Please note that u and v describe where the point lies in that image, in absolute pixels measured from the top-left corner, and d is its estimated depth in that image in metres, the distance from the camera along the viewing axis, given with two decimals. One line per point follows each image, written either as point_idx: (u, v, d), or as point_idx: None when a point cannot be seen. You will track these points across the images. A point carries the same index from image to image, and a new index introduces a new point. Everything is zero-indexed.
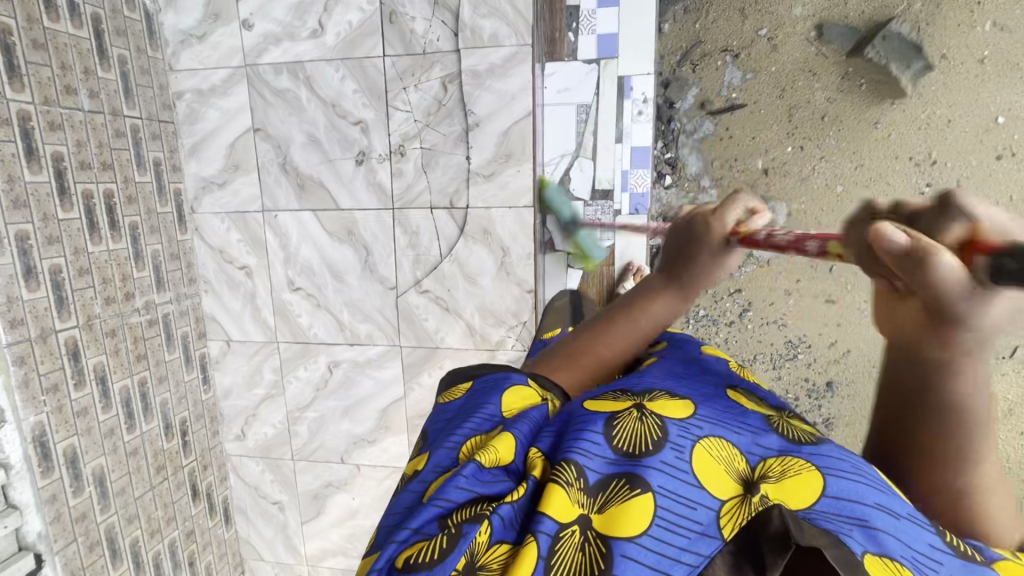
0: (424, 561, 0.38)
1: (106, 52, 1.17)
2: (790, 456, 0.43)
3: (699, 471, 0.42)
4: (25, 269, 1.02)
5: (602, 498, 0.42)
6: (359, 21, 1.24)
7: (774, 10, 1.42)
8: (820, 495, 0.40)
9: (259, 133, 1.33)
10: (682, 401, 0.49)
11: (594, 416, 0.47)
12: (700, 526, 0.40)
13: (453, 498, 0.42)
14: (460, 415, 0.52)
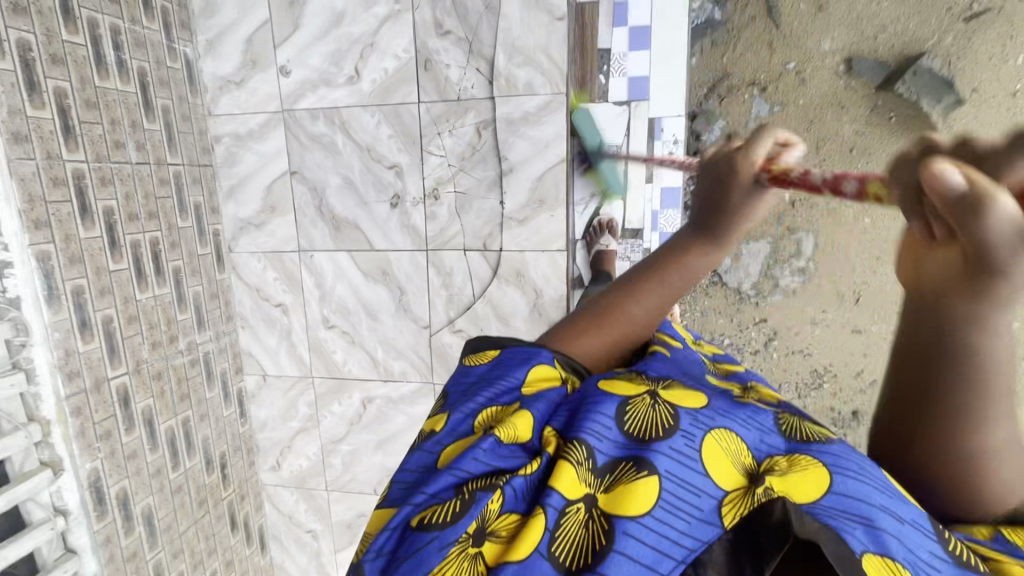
0: (438, 522, 0.42)
1: (151, 104, 1.20)
2: (796, 454, 0.42)
3: (706, 459, 0.42)
4: (80, 323, 1.05)
5: (609, 480, 0.43)
6: (395, 68, 1.26)
7: (802, 45, 1.51)
8: (824, 492, 0.39)
9: (296, 176, 1.36)
10: (693, 391, 0.48)
11: (607, 397, 0.47)
12: (702, 513, 0.41)
13: (469, 467, 0.44)
14: (481, 382, 0.54)
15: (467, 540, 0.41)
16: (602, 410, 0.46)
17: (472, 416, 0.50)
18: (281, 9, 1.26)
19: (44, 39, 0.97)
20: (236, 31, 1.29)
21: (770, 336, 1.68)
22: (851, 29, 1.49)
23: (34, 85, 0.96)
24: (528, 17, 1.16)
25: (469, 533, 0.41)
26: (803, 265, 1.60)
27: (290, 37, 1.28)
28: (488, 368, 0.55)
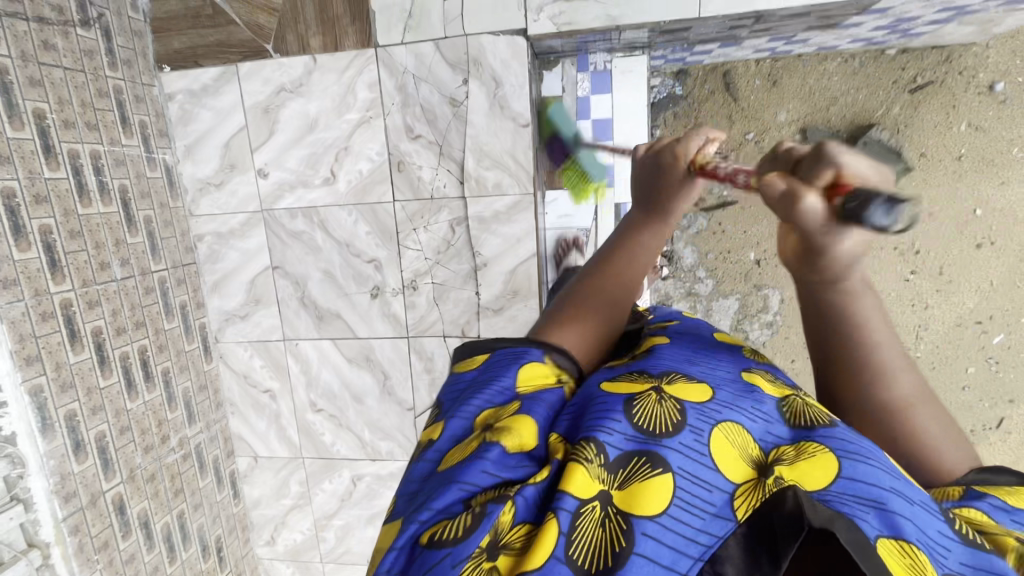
0: (448, 537, 0.43)
1: (133, 218, 1.25)
2: (808, 442, 0.47)
3: (715, 452, 0.46)
4: (74, 445, 1.09)
5: (621, 477, 0.46)
6: (370, 170, 1.31)
7: (760, 117, 1.56)
8: (834, 479, 0.44)
9: (278, 270, 1.41)
10: (699, 383, 0.52)
11: (615, 398, 0.50)
12: (716, 508, 0.44)
13: (477, 479, 0.46)
14: (472, 388, 0.56)
15: (482, 554, 0.42)
16: (611, 406, 0.49)
17: (472, 423, 0.52)
18: (257, 116, 1.31)
19: (27, 182, 1.01)
20: (212, 137, 1.34)
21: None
22: (805, 102, 1.55)
23: (19, 228, 1.00)
24: (494, 124, 1.22)
25: (482, 548, 0.42)
26: (771, 320, 1.66)
27: (267, 142, 1.33)
28: (478, 372, 0.57)
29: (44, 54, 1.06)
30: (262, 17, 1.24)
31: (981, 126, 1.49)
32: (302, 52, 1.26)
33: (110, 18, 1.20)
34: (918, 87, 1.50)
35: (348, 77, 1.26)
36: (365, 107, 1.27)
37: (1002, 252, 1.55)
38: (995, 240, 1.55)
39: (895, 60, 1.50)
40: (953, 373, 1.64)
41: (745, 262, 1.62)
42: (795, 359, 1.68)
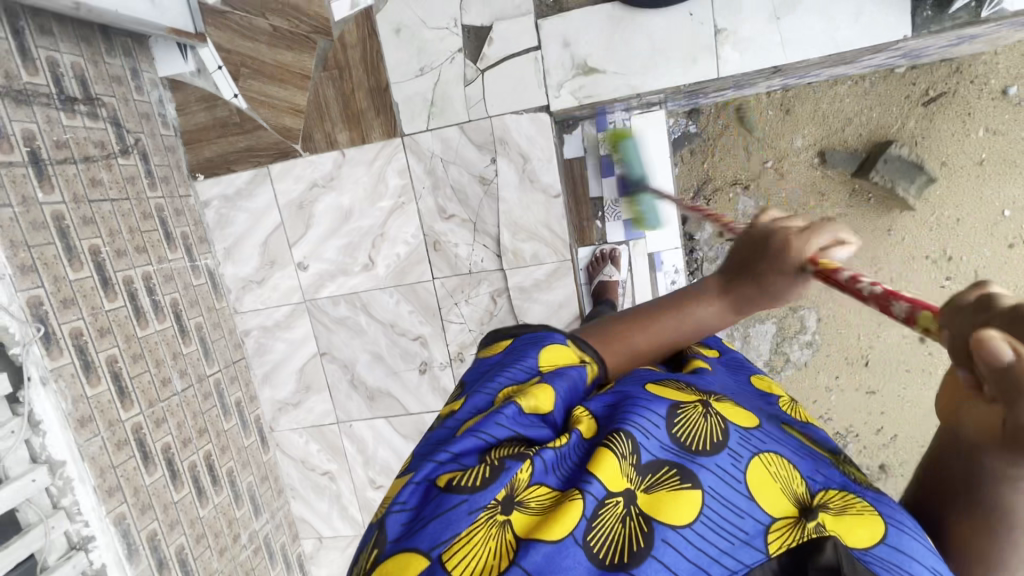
0: (467, 484, 0.40)
1: (185, 328, 1.28)
2: (852, 496, 0.43)
3: (753, 482, 0.43)
4: (158, 564, 1.11)
5: (650, 481, 0.42)
6: (407, 253, 1.34)
7: (777, 145, 1.58)
8: (876, 541, 0.40)
9: (326, 356, 1.44)
10: (747, 412, 0.49)
11: (658, 403, 0.47)
12: (745, 535, 0.40)
13: (494, 435, 0.44)
14: (496, 367, 0.55)
15: (498, 507, 0.40)
16: (652, 410, 0.46)
17: (495, 397, 0.50)
18: (292, 213, 1.35)
19: (91, 318, 1.04)
20: (250, 237, 1.38)
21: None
22: (820, 126, 1.56)
23: (90, 365, 1.03)
24: (525, 198, 1.25)
25: (497, 501, 0.40)
26: (810, 339, 1.58)
27: (304, 236, 1.36)
28: (502, 356, 0.56)
29: (93, 190, 1.09)
30: (289, 120, 1.29)
31: (999, 130, 1.50)
32: (330, 148, 1.30)
33: (146, 141, 1.24)
34: (931, 100, 1.51)
35: (378, 166, 1.29)
36: (396, 193, 1.31)
37: None
38: None
39: (905, 77, 1.52)
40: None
41: None
42: (839, 376, 1.59)
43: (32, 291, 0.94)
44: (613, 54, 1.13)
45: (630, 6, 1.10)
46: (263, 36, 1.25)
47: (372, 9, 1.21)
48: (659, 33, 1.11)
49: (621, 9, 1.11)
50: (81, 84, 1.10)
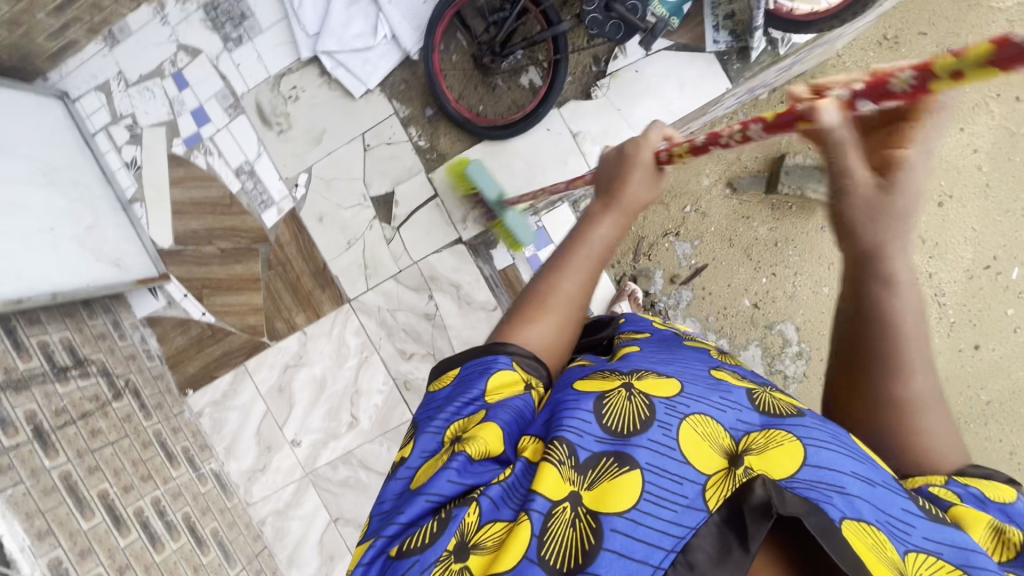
0: (417, 546, 0.50)
1: (201, 537, 1.34)
2: (771, 431, 0.52)
3: (684, 445, 0.51)
4: None
5: (592, 476, 0.51)
6: (383, 400, 1.42)
7: (688, 190, 1.70)
8: (800, 465, 0.49)
9: (340, 521, 1.46)
10: (667, 379, 0.58)
11: (586, 398, 0.55)
12: (688, 500, 0.48)
13: (443, 490, 0.52)
14: (445, 401, 0.61)
15: (450, 557, 0.49)
16: (583, 410, 0.54)
17: (443, 436, 0.58)
18: (274, 397, 1.47)
19: (110, 560, 1.12)
20: (245, 431, 1.49)
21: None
22: (719, 163, 1.68)
23: None
24: (468, 318, 1.36)
25: (449, 551, 0.49)
26: (799, 350, 1.66)
27: (289, 415, 1.47)
28: (452, 389, 0.62)
29: (94, 441, 1.22)
30: (253, 319, 1.46)
31: None
32: (292, 331, 1.44)
33: (135, 378, 1.40)
34: None
35: (336, 332, 1.43)
36: (358, 351, 1.42)
37: (966, 203, 1.55)
38: (951, 194, 1.56)
39: (769, 101, 1.64)
40: (1000, 322, 1.55)
41: (744, 311, 1.67)
42: None
43: (50, 553, 1.02)
44: (496, 181, 1.29)
45: (495, 141, 1.28)
46: (214, 259, 1.46)
47: (295, 209, 1.41)
48: (527, 153, 1.28)
49: (489, 144, 1.29)
50: (70, 353, 1.28)
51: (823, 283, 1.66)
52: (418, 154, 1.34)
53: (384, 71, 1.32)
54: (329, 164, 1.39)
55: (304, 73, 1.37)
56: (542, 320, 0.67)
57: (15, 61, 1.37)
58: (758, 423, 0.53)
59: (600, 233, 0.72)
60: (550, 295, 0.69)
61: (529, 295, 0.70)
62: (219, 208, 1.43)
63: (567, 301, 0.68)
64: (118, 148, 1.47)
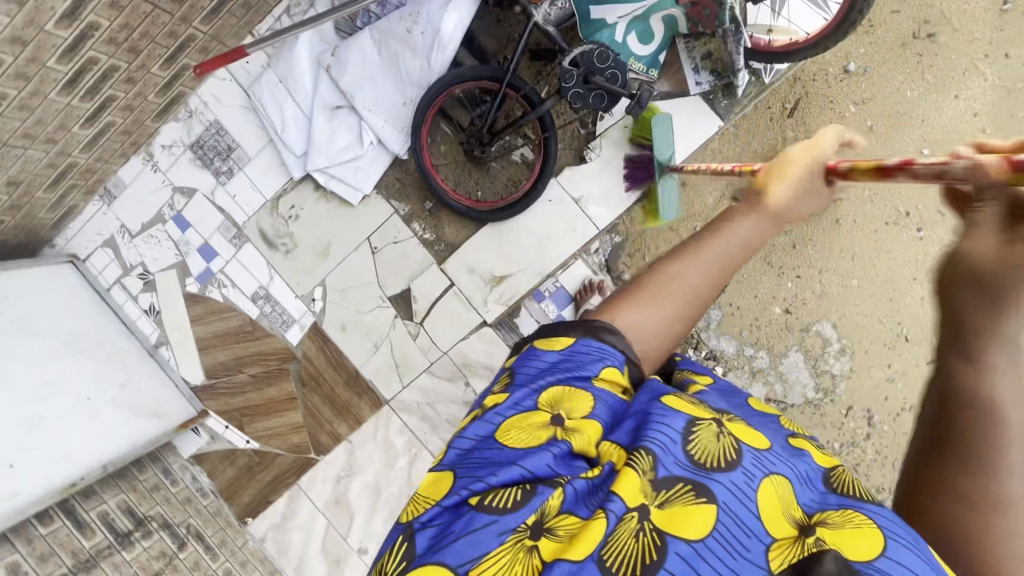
0: (497, 505, 0.43)
1: None
2: (853, 511, 0.42)
3: (761, 500, 0.42)
4: None
5: (665, 497, 0.42)
6: None
7: None
8: (877, 555, 0.38)
9: None
10: (760, 432, 0.48)
11: (676, 415, 0.47)
12: (750, 554, 0.40)
13: (536, 466, 0.45)
14: (554, 369, 0.53)
15: (525, 531, 0.42)
16: (672, 428, 0.46)
17: (541, 403, 0.51)
18: (332, 510, 1.45)
19: None
20: (310, 550, 1.46)
21: (869, 415, 1.59)
22: None
23: None
24: None
25: (526, 525, 0.42)
26: (840, 346, 1.60)
27: (351, 525, 1.44)
28: (559, 358, 0.54)
29: None
30: (296, 437, 1.46)
31: (866, 98, 1.55)
32: (338, 441, 1.44)
33: (196, 521, 1.38)
34: (792, 110, 1.56)
35: (381, 435, 1.42)
36: (406, 448, 1.41)
37: None
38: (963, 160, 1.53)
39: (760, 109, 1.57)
40: None
41: (776, 318, 1.60)
42: (890, 362, 1.58)
43: None
44: (509, 259, 1.30)
45: (500, 222, 1.29)
46: (247, 386, 1.46)
47: (317, 323, 1.41)
48: (535, 226, 1.28)
49: (495, 226, 1.30)
50: (129, 515, 1.29)
51: (851, 275, 1.60)
52: (426, 246, 1.34)
53: (378, 175, 1.33)
54: (341, 273, 1.39)
55: (299, 192, 1.38)
56: (646, 303, 0.59)
57: (23, 240, 1.40)
58: (834, 502, 0.43)
59: (740, 232, 0.58)
60: (662, 281, 0.59)
61: (647, 271, 0.61)
62: (242, 336, 1.44)
63: (681, 293, 0.58)
64: (135, 297, 1.48)
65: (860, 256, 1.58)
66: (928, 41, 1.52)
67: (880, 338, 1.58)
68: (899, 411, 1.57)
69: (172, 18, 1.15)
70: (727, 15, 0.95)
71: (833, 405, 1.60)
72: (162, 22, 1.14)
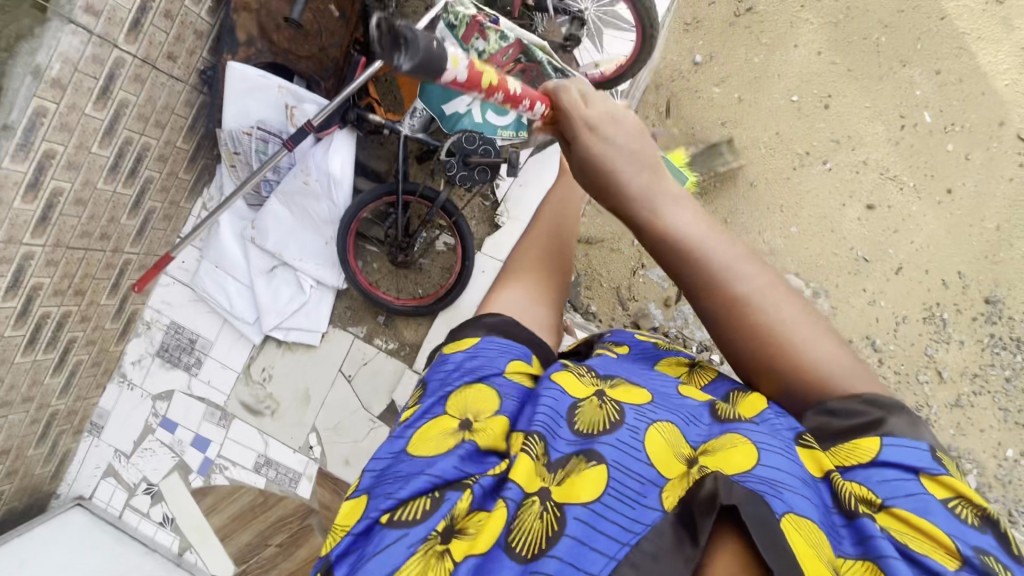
0: (407, 518, 0.45)
1: None
2: (729, 437, 0.47)
3: (649, 446, 0.46)
4: None
5: (562, 475, 0.45)
6: None
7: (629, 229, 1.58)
8: (752, 466, 0.43)
9: None
10: (640, 391, 0.53)
11: (563, 397, 0.51)
12: (646, 497, 0.43)
13: (443, 471, 0.47)
14: (457, 372, 0.55)
15: (435, 538, 0.44)
16: (559, 410, 0.50)
17: (450, 408, 0.53)
18: None
19: None
20: None
21: (871, 342, 1.58)
22: None
23: None
24: None
25: (436, 532, 0.44)
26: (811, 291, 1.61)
27: None
28: (465, 359, 0.56)
29: None
30: None
31: (722, 78, 1.67)
32: None
33: None
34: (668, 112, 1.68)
35: None
36: None
37: (845, 94, 1.63)
38: (828, 93, 1.65)
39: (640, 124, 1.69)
40: (950, 161, 1.60)
41: None
42: (864, 286, 1.60)
43: None
44: None
45: (449, 307, 1.37)
46: (279, 556, 1.44)
47: (322, 467, 1.41)
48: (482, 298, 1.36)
49: (446, 311, 1.37)
50: None
51: (790, 224, 1.63)
52: (394, 356, 1.40)
53: (328, 310, 1.42)
54: (327, 412, 1.43)
55: (266, 353, 1.46)
56: (516, 283, 0.67)
57: (29, 502, 1.43)
58: (718, 430, 0.49)
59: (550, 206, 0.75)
60: (521, 264, 0.70)
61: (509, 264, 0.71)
62: (258, 509, 1.44)
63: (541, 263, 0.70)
64: (148, 513, 1.49)
65: (788, 205, 1.63)
66: (750, 13, 1.67)
67: (842, 268, 1.61)
68: (895, 326, 1.58)
69: (105, 253, 1.28)
70: (549, 68, 1.08)
71: None
72: (97, 259, 1.27)
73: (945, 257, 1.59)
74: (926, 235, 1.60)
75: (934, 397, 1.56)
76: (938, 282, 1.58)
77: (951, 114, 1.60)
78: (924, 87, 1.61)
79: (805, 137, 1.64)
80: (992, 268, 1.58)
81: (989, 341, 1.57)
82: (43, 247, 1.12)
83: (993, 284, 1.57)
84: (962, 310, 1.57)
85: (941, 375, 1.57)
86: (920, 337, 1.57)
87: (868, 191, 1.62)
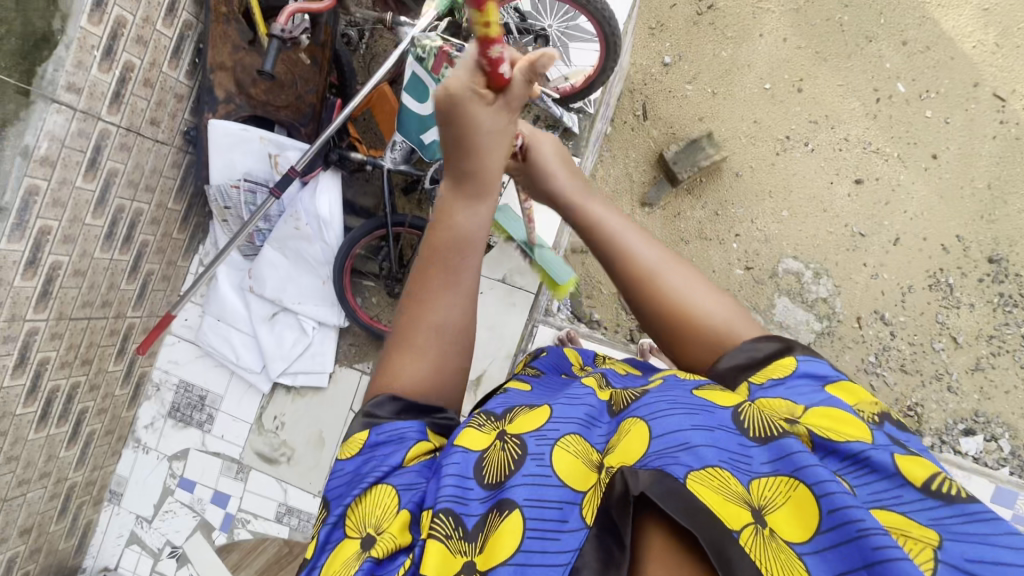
0: None
1: None
2: (627, 425, 0.50)
3: (557, 468, 0.48)
4: None
5: (482, 539, 0.47)
6: None
7: None
8: (648, 443, 0.46)
9: None
10: (539, 411, 0.55)
11: (463, 453, 0.53)
12: (569, 523, 0.45)
13: None
14: (353, 480, 0.56)
15: None
16: (461, 472, 0.52)
17: (350, 528, 0.53)
18: None
19: None
20: None
21: (880, 315, 1.57)
22: (622, 195, 1.67)
23: None
24: None
25: None
26: (813, 272, 1.60)
27: None
28: (357, 464, 0.57)
29: None
30: None
31: (693, 75, 1.69)
32: None
33: None
34: (645, 114, 1.69)
35: None
36: None
37: (817, 76, 1.65)
38: (800, 76, 1.67)
39: (619, 129, 1.70)
40: (930, 127, 1.60)
41: (743, 278, 1.61)
42: (864, 260, 1.59)
43: None
44: None
45: None
46: None
47: None
48: None
49: None
50: None
51: (781, 209, 1.63)
52: None
53: (333, 351, 1.43)
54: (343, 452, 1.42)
55: (276, 402, 1.46)
56: (414, 347, 0.62)
57: None
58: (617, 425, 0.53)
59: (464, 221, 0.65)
60: (418, 323, 0.63)
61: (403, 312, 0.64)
62: (285, 559, 1.41)
63: (445, 322, 0.63)
64: None
65: (776, 190, 1.63)
66: (712, 10, 1.70)
67: (839, 246, 1.60)
68: (900, 297, 1.57)
69: (108, 319, 1.30)
70: None
71: (846, 324, 1.57)
72: (101, 326, 1.29)
73: (940, 223, 1.58)
74: (918, 203, 1.59)
75: (953, 363, 1.54)
76: (939, 247, 1.57)
77: (925, 81, 1.61)
78: (893, 59, 1.63)
79: (783, 122, 1.65)
80: (988, 227, 1.57)
81: (998, 301, 1.55)
82: (46, 321, 1.14)
83: (993, 243, 1.56)
84: (966, 272, 1.56)
85: (957, 340, 1.55)
86: (929, 304, 1.56)
87: (854, 167, 1.62)
